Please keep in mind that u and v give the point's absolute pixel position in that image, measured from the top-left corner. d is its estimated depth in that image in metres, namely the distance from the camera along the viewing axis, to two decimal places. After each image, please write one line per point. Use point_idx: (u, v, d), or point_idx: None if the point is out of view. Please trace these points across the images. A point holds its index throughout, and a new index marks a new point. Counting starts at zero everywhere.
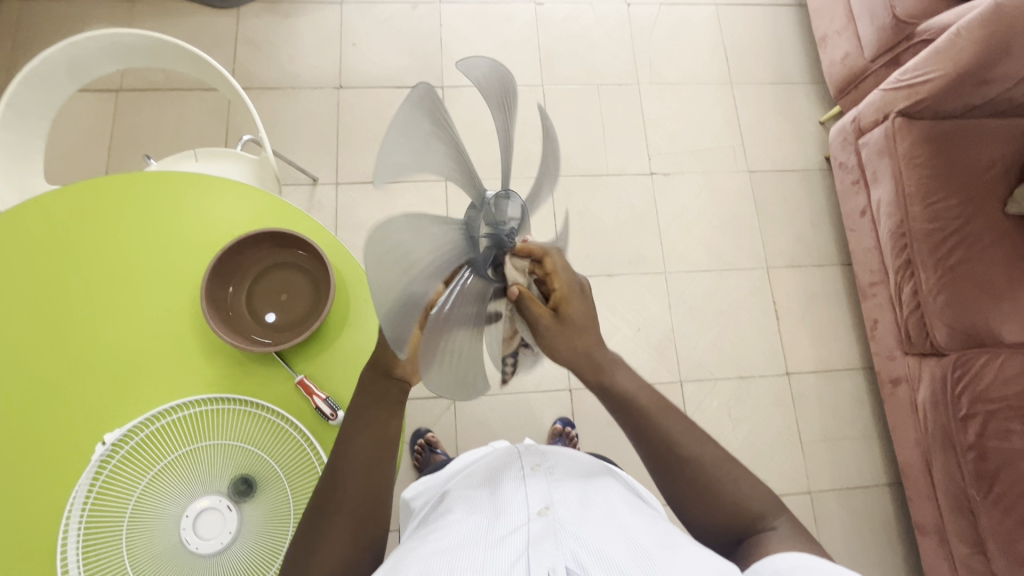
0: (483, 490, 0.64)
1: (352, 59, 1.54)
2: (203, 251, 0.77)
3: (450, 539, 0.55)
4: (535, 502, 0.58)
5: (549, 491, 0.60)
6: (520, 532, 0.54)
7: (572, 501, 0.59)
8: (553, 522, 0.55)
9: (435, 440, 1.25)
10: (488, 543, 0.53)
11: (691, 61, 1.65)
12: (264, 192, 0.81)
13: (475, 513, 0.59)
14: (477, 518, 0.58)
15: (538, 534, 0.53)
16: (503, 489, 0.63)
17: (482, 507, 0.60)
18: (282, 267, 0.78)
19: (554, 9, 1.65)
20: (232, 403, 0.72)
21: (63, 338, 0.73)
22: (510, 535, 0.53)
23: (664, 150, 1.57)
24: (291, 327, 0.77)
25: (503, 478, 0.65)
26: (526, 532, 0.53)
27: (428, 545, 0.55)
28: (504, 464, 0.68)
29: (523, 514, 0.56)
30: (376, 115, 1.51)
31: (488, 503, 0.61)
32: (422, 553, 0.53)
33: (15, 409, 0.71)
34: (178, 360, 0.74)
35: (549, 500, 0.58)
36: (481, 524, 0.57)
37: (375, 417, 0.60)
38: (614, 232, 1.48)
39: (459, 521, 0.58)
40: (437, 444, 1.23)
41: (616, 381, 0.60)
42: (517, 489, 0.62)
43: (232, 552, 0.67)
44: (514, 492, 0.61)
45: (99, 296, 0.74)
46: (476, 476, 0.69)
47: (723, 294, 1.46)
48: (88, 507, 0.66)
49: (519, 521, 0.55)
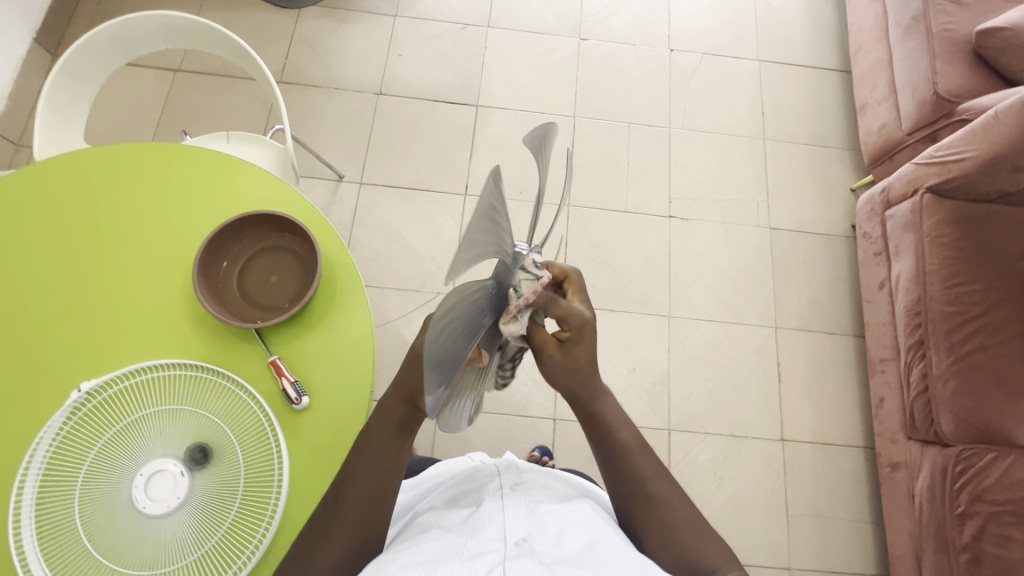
0: (462, 511, 0.67)
1: (396, 68, 1.61)
2: (205, 225, 0.81)
3: (425, 559, 0.57)
4: (513, 526, 0.61)
5: (529, 517, 0.63)
6: (497, 557, 0.56)
7: (549, 530, 0.61)
8: (530, 550, 0.57)
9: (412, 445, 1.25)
10: (465, 563, 0.56)
11: (724, 113, 1.66)
12: (276, 177, 0.84)
13: (453, 534, 0.61)
14: (455, 537, 0.60)
15: (516, 560, 0.56)
16: (481, 509, 0.65)
17: (463, 529, 0.62)
18: (276, 249, 0.80)
19: (597, 46, 1.69)
20: (205, 373, 0.74)
21: (63, 287, 0.77)
22: (487, 559, 0.56)
23: (686, 195, 1.56)
24: (274, 309, 0.79)
25: (483, 496, 0.68)
26: (503, 558, 0.56)
27: (410, 558, 0.57)
28: (486, 480, 0.71)
29: (502, 539, 0.59)
30: (409, 123, 1.56)
31: (467, 521, 0.64)
32: (403, 567, 0.55)
33: (9, 345, 0.74)
34: (164, 323, 0.77)
35: (527, 529, 0.61)
36: (460, 545, 0.59)
37: (369, 433, 0.64)
38: (624, 268, 1.48)
39: (437, 539, 0.60)
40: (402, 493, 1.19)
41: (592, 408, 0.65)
42: (497, 511, 0.64)
43: (175, 517, 0.68)
44: (494, 512, 0.64)
45: (104, 251, 0.79)
46: (454, 493, 0.72)
47: (727, 348, 1.43)
48: (52, 450, 0.69)
49: (497, 546, 0.58)
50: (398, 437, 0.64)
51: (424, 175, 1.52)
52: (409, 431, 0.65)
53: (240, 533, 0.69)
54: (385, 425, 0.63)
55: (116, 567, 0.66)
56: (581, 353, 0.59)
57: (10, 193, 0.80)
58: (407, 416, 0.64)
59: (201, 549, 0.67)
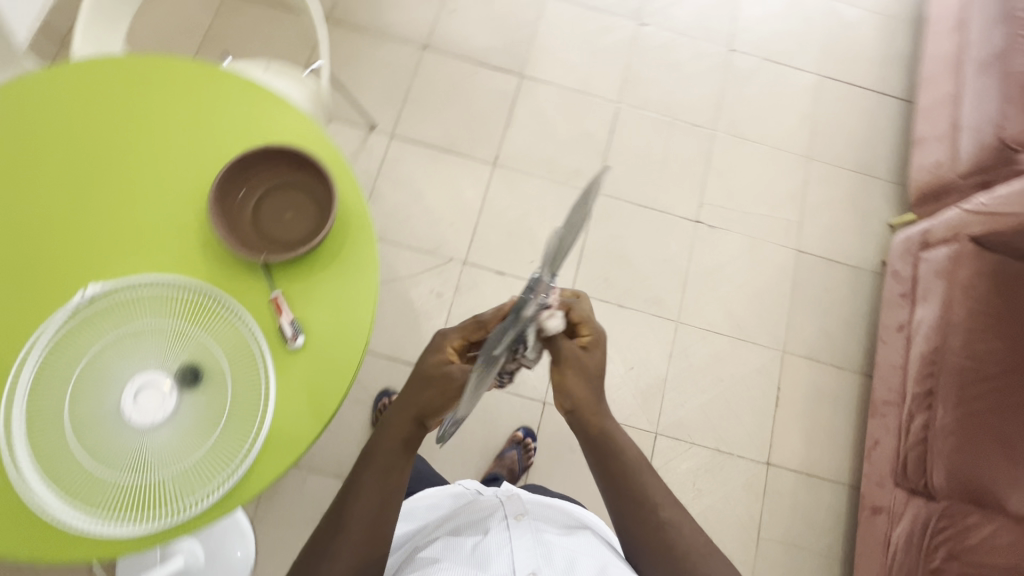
0: (470, 539, 0.72)
1: (446, 24, 1.57)
2: (226, 149, 0.80)
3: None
4: (521, 560, 0.67)
5: (534, 550, 0.68)
6: None
7: (554, 560, 0.67)
8: None
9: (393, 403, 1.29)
10: None
11: (773, 124, 1.59)
12: (305, 114, 0.83)
13: (464, 568, 0.66)
14: (467, 571, 0.66)
15: None
16: (488, 538, 0.71)
17: (472, 562, 0.67)
18: (294, 186, 0.79)
19: (655, 33, 1.63)
20: (207, 297, 0.74)
21: (80, 186, 0.78)
22: None
23: (718, 202, 1.52)
24: (283, 245, 0.78)
25: (489, 527, 0.74)
26: None
27: None
28: (491, 513, 0.77)
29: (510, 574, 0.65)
30: (450, 83, 1.53)
31: (476, 552, 0.69)
32: None
33: (20, 234, 0.75)
34: (173, 240, 0.77)
35: (534, 562, 0.67)
36: None
37: (372, 458, 0.70)
38: (640, 266, 1.45)
39: (450, 574, 0.65)
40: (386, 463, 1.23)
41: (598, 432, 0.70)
42: (503, 543, 0.70)
43: (158, 431, 0.69)
44: (501, 545, 0.69)
45: (126, 159, 0.79)
46: (462, 525, 0.77)
47: (730, 363, 1.41)
48: (54, 343, 0.71)
49: None
50: (398, 464, 0.70)
51: (457, 139, 1.49)
52: (411, 449, 0.71)
53: (216, 459, 0.70)
54: (381, 461, 0.69)
55: (94, 467, 0.67)
56: (591, 372, 0.68)
57: (41, 85, 0.81)
58: (412, 437, 0.71)
59: (179, 465, 0.69)
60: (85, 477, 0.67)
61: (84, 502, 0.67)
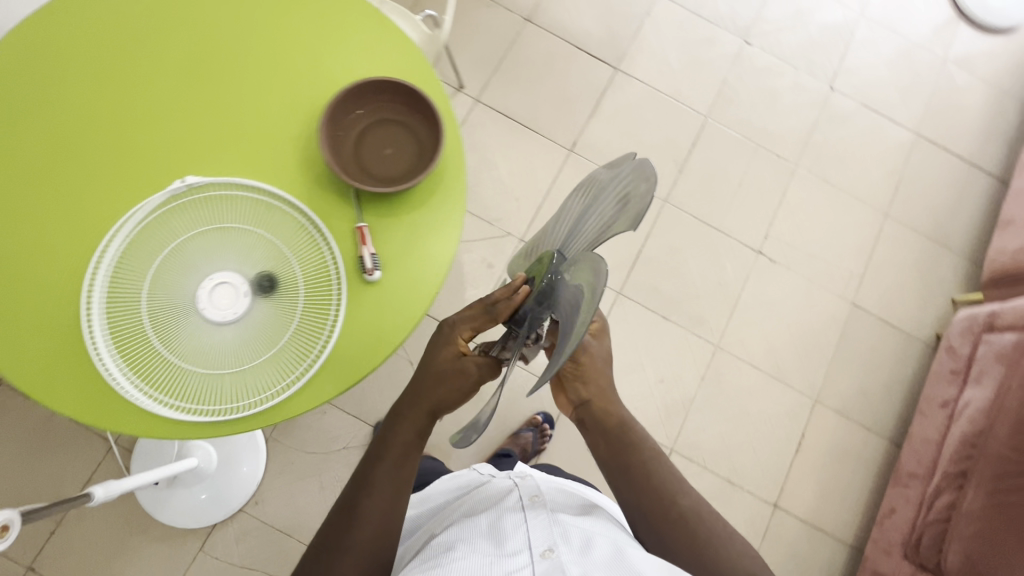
0: (484, 518, 0.70)
1: (553, 1, 1.55)
2: (339, 72, 0.81)
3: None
4: (538, 541, 0.65)
5: (551, 529, 0.67)
6: None
7: (573, 541, 0.66)
8: (557, 563, 0.62)
9: None
10: None
11: (858, 172, 1.55)
12: (424, 56, 0.83)
13: (477, 549, 0.64)
14: (480, 552, 0.63)
15: None
16: (503, 520, 0.69)
17: (486, 543, 0.65)
18: (400, 125, 0.79)
19: (759, 55, 1.59)
20: (297, 214, 0.75)
21: (194, 76, 0.78)
22: None
23: (784, 238, 1.49)
24: (378, 179, 0.79)
25: (503, 507, 0.72)
26: None
27: None
28: (504, 495, 0.75)
29: (527, 556, 0.63)
30: (545, 60, 1.52)
31: (489, 533, 0.67)
32: None
33: (128, 110, 0.76)
34: (274, 151, 0.78)
35: (551, 540, 0.65)
36: (486, 561, 0.62)
37: (384, 447, 0.69)
38: (692, 283, 1.44)
39: (463, 556, 0.63)
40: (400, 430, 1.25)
41: (614, 424, 0.71)
42: (518, 524, 0.68)
43: (227, 329, 0.71)
44: (516, 526, 0.68)
45: (243, 60, 0.79)
46: (473, 507, 0.75)
47: (760, 399, 1.39)
48: (144, 222, 0.73)
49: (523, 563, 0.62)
50: (409, 453, 0.69)
51: (539, 117, 1.48)
52: (421, 440, 0.70)
53: (276, 370, 0.71)
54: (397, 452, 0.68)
55: (161, 349, 0.69)
56: (600, 361, 0.72)
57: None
58: (424, 428, 0.70)
59: (241, 365, 0.70)
60: (151, 357, 0.69)
61: (148, 380, 0.69)
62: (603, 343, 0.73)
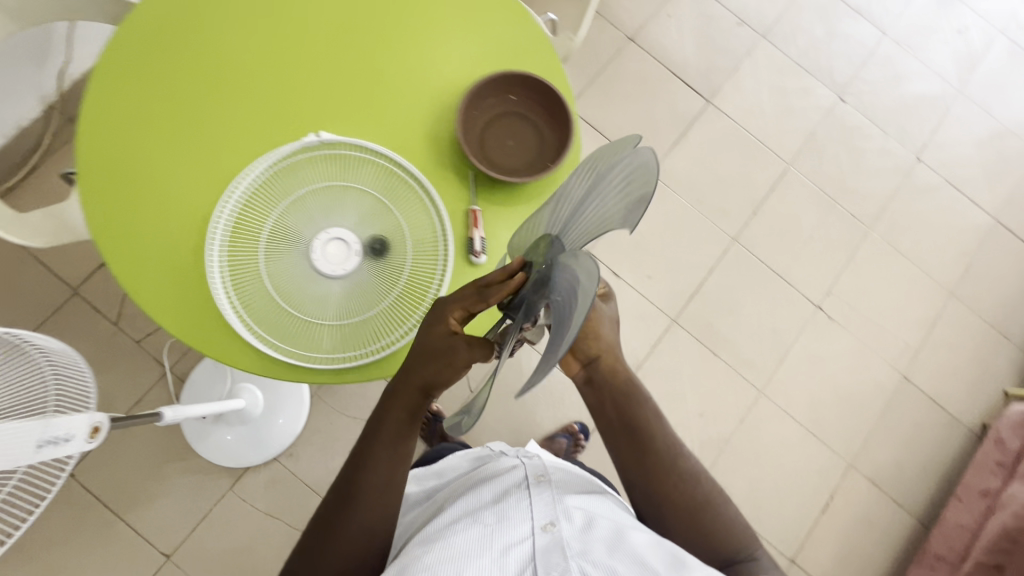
0: (487, 492, 0.71)
1: (659, 25, 1.57)
2: (480, 60, 0.84)
3: (462, 561, 0.60)
4: (540, 515, 0.66)
5: (554, 505, 0.67)
6: (524, 547, 0.62)
7: (575, 518, 0.67)
8: (558, 537, 0.63)
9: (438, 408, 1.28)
10: (492, 552, 0.61)
11: (929, 247, 1.54)
12: (558, 59, 0.86)
13: (478, 520, 0.65)
14: (481, 523, 0.65)
15: (543, 549, 0.62)
16: (508, 499, 0.69)
17: (486, 514, 0.66)
18: (527, 120, 0.82)
19: (851, 114, 1.59)
20: (417, 186, 0.78)
21: (343, 40, 0.81)
22: (514, 549, 0.62)
23: (845, 297, 1.48)
24: (497, 167, 0.81)
25: (507, 482, 0.72)
26: (530, 548, 0.62)
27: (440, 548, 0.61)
28: (509, 470, 0.75)
29: (528, 527, 0.64)
30: (641, 81, 1.53)
31: (491, 506, 0.68)
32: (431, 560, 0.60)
33: (279, 62, 0.79)
34: (405, 123, 0.80)
35: (553, 515, 0.66)
36: (486, 531, 0.63)
37: (383, 423, 0.66)
38: (747, 325, 1.44)
39: (463, 528, 0.64)
40: (440, 417, 1.27)
41: (621, 380, 0.69)
42: (521, 499, 0.69)
43: (334, 283, 0.74)
44: (519, 501, 0.68)
45: (391, 33, 0.82)
46: (478, 481, 0.76)
47: (794, 452, 1.38)
48: (274, 168, 0.76)
49: (523, 534, 0.63)
50: (405, 430, 0.66)
51: (626, 135, 1.49)
52: (416, 417, 0.66)
53: (373, 330, 0.74)
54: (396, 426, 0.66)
55: (273, 291, 0.73)
56: (608, 320, 0.67)
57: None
58: (416, 406, 0.66)
59: (343, 319, 0.74)
60: (263, 297, 0.73)
61: (256, 318, 0.73)
62: (611, 304, 0.68)
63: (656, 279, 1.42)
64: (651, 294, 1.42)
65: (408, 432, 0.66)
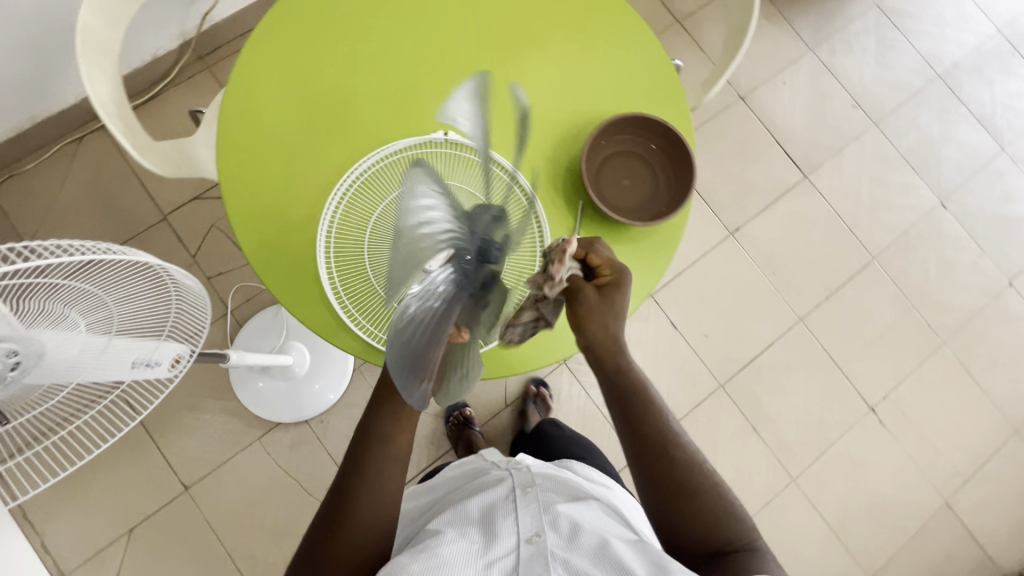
0: (473, 503, 0.67)
1: (773, 90, 1.55)
2: (611, 91, 0.86)
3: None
4: (526, 526, 0.63)
5: (540, 515, 0.64)
6: (509, 561, 0.59)
7: (562, 526, 0.63)
8: (544, 550, 0.60)
9: (470, 415, 1.28)
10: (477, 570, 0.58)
11: (1001, 377, 1.48)
12: (687, 113, 0.88)
13: (464, 536, 0.62)
14: (467, 541, 0.61)
15: (527, 564, 0.59)
16: (494, 511, 0.65)
17: (472, 530, 0.63)
18: (646, 164, 0.83)
19: (949, 222, 1.54)
20: (529, 202, 0.77)
21: (489, 49, 0.84)
22: (499, 564, 0.59)
23: (902, 407, 1.43)
24: (606, 203, 0.82)
25: (493, 492, 0.68)
26: (514, 562, 0.59)
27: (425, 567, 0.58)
28: (496, 478, 0.71)
29: (513, 539, 0.61)
30: (743, 141, 1.51)
31: (477, 520, 0.64)
32: None
33: (424, 56, 0.82)
34: (530, 141, 0.82)
35: (540, 526, 0.63)
36: (472, 549, 0.60)
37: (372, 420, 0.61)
38: (794, 409, 1.40)
39: (449, 543, 0.60)
40: (471, 423, 1.26)
41: (615, 370, 0.63)
42: (506, 511, 0.65)
43: None
44: (505, 513, 0.65)
45: (536, 53, 0.85)
46: (465, 490, 0.73)
47: (814, 551, 1.33)
48: (397, 157, 0.78)
49: (508, 547, 0.60)
50: (390, 426, 0.61)
51: (716, 190, 1.47)
52: (403, 415, 0.61)
53: None
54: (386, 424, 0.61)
55: (369, 273, 0.75)
56: (616, 301, 0.61)
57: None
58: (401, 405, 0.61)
59: None
60: (360, 278, 0.76)
61: (349, 296, 0.75)
62: (623, 284, 0.62)
63: (712, 340, 1.40)
64: (704, 354, 1.39)
65: (394, 427, 0.61)
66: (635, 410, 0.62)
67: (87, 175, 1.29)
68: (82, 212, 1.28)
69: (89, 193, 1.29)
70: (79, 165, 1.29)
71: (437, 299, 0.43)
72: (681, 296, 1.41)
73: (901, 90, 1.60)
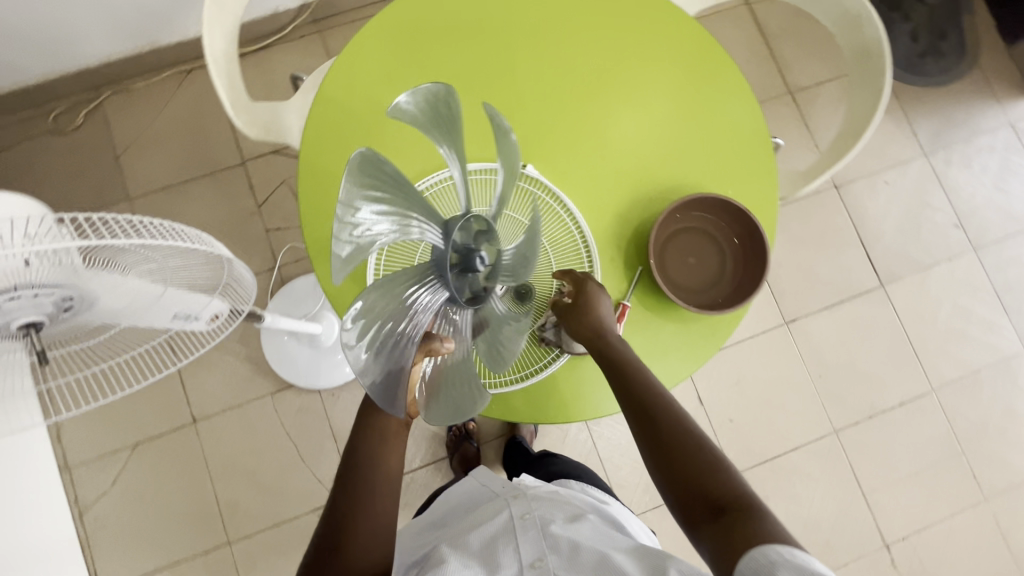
0: (471, 536, 0.65)
1: (871, 187, 1.46)
2: (698, 156, 0.83)
3: None
4: (526, 551, 0.61)
5: (541, 542, 0.62)
6: None
7: (564, 548, 0.61)
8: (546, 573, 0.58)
9: (473, 430, 1.27)
10: None
11: None
12: (775, 206, 0.84)
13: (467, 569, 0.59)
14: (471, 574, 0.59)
15: None
16: (494, 542, 0.62)
17: (474, 562, 0.60)
18: (718, 248, 0.80)
19: None
20: (585, 254, 0.78)
21: (590, 92, 0.82)
22: None
23: (921, 554, 1.32)
24: (665, 276, 0.79)
25: (491, 520, 0.66)
26: None
27: None
28: (493, 509, 0.68)
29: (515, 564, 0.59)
30: (825, 231, 1.43)
31: (477, 553, 0.62)
32: None
33: (525, 83, 0.81)
34: (605, 193, 0.81)
35: (542, 551, 0.61)
36: None
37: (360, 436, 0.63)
38: (804, 521, 1.32)
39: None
40: (472, 439, 1.25)
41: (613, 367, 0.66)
42: (505, 539, 0.62)
43: None
44: (504, 543, 0.62)
45: (635, 108, 0.83)
46: (463, 523, 0.70)
47: None
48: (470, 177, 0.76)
49: None
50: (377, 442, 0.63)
51: (782, 274, 1.40)
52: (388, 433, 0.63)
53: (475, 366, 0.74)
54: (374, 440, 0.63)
55: None
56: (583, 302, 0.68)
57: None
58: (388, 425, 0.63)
59: None
60: None
61: None
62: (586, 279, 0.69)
63: (736, 427, 1.33)
64: (723, 438, 1.33)
65: (383, 446, 0.62)
66: (624, 390, 0.64)
67: (185, 107, 1.36)
68: (172, 140, 1.35)
69: (182, 123, 1.35)
70: (180, 95, 1.36)
71: (412, 311, 0.47)
72: (717, 372, 1.35)
73: (1013, 221, 1.47)
